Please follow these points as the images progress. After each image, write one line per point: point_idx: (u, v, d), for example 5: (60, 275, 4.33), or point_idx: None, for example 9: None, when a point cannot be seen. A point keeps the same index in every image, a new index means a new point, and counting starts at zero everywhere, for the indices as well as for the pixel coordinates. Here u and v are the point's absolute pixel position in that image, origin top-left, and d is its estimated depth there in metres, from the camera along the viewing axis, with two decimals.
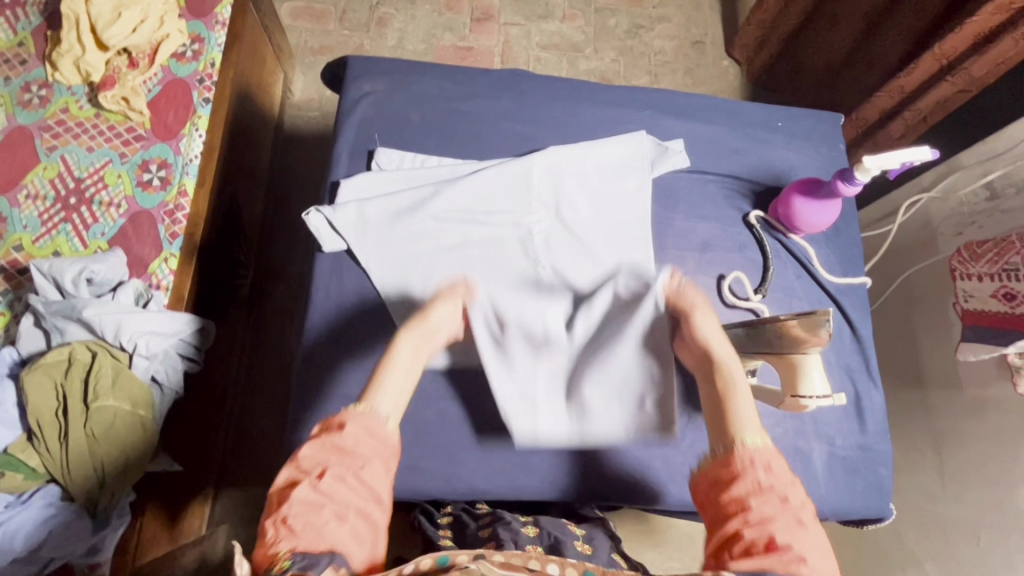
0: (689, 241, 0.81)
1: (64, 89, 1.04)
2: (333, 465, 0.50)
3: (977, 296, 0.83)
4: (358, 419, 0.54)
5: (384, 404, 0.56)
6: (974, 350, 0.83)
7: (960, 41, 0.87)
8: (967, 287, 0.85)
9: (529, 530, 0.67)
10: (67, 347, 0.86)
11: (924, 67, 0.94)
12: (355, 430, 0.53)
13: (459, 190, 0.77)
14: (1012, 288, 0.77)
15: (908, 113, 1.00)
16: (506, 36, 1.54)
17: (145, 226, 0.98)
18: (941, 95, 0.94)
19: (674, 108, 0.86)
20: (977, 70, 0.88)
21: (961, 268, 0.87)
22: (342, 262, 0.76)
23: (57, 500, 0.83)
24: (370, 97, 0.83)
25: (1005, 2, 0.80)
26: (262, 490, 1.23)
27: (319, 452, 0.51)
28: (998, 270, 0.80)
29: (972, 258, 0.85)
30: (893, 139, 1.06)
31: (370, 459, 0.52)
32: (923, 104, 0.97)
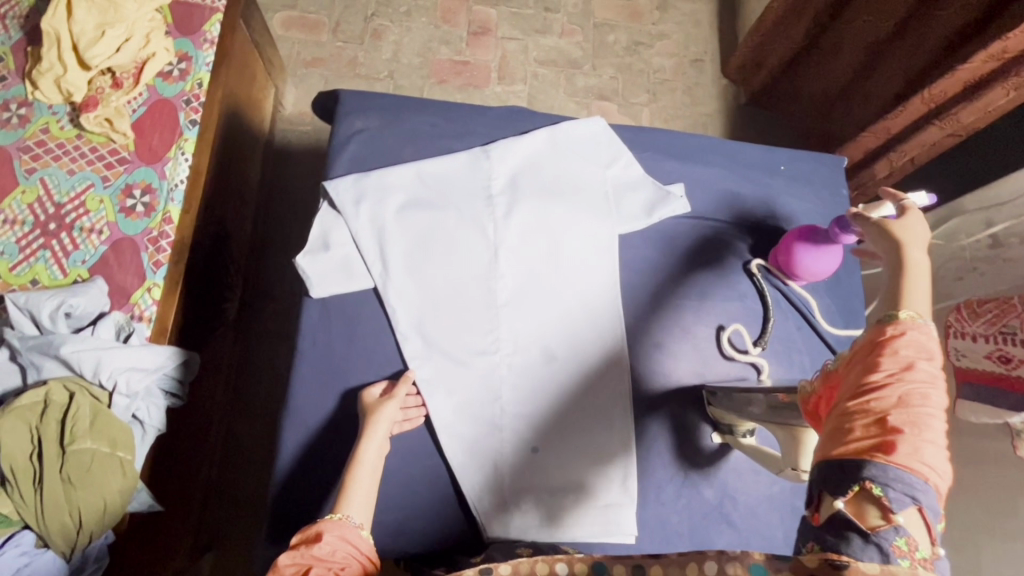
0: (688, 289, 0.78)
1: (44, 108, 1.00)
2: (314, 569, 0.51)
3: (968, 355, 0.80)
4: (334, 526, 0.55)
5: (356, 512, 0.58)
6: (977, 412, 0.78)
7: (950, 87, 0.88)
8: (959, 345, 0.82)
9: (523, 553, 0.64)
10: (43, 387, 0.83)
11: (913, 109, 0.95)
12: (334, 538, 0.54)
13: (440, 231, 0.75)
14: (1007, 351, 0.74)
15: (895, 154, 1.03)
16: (504, 51, 1.51)
17: (127, 253, 0.95)
18: (930, 137, 0.95)
19: (675, 149, 0.84)
20: (966, 117, 0.89)
21: (957, 327, 0.83)
22: (329, 309, 0.72)
23: (32, 547, 0.80)
24: (362, 133, 0.79)
25: (997, 51, 0.81)
26: (248, 520, 1.21)
27: (298, 561, 0.52)
28: (994, 331, 0.77)
29: (971, 317, 0.81)
30: (880, 178, 1.08)
31: (349, 562, 0.53)
32: (910, 146, 0.99)
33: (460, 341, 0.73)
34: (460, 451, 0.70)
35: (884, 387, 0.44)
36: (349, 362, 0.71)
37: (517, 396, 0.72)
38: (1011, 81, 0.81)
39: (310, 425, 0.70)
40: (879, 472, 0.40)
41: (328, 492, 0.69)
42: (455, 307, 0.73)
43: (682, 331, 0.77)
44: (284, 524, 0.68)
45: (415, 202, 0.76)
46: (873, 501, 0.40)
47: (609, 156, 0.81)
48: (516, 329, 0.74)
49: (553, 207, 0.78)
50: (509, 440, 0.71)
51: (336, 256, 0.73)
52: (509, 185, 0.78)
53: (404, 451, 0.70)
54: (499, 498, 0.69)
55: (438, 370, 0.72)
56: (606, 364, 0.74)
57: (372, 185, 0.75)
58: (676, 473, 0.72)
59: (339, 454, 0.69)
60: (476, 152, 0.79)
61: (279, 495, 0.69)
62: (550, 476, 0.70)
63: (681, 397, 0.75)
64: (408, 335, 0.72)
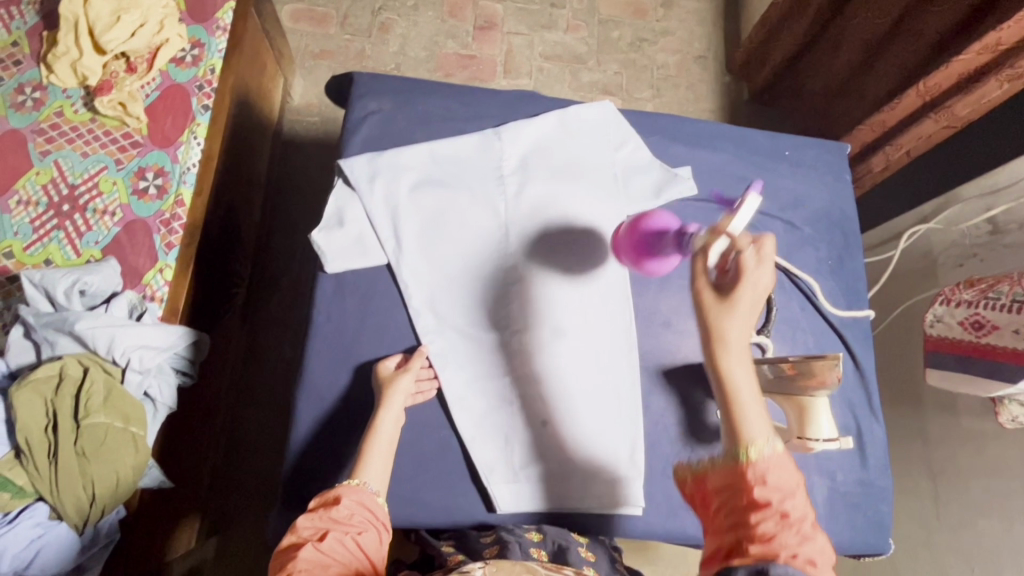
0: (694, 270, 0.80)
1: (59, 92, 1.01)
2: (332, 532, 0.54)
3: (945, 321, 0.82)
4: (351, 491, 0.58)
5: (373, 479, 0.61)
6: (949, 378, 0.82)
7: (944, 79, 0.88)
8: (939, 310, 0.83)
9: (533, 536, 0.67)
10: (59, 361, 0.84)
11: (908, 103, 0.94)
12: (352, 503, 0.57)
13: (452, 210, 0.77)
14: (982, 316, 0.77)
15: (890, 147, 1.01)
16: (509, 46, 1.53)
17: (141, 234, 0.96)
18: (926, 130, 0.94)
19: (682, 135, 0.85)
20: (961, 109, 0.88)
21: (948, 294, 0.83)
22: (343, 285, 0.74)
23: (46, 519, 0.81)
24: (376, 115, 0.81)
25: (992, 42, 0.81)
26: (253, 503, 1.21)
27: (317, 523, 0.55)
28: (980, 298, 0.78)
29: (966, 287, 0.82)
30: (874, 173, 1.06)
31: (366, 526, 0.56)
32: (906, 139, 0.98)
33: (472, 317, 0.74)
34: (470, 424, 0.71)
35: (768, 530, 0.47)
36: (363, 337, 0.73)
37: (527, 371, 0.73)
38: (1006, 74, 0.81)
39: (323, 397, 0.71)
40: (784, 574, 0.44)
41: (341, 463, 0.70)
42: (467, 284, 0.75)
43: (689, 311, 0.79)
44: (299, 494, 0.69)
45: (427, 182, 0.77)
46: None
47: (617, 139, 0.83)
48: (526, 308, 0.75)
49: (563, 188, 0.79)
50: (520, 415, 0.72)
51: (351, 232, 0.75)
52: (520, 167, 0.79)
53: (417, 423, 0.71)
54: (509, 470, 0.70)
55: (450, 345, 0.73)
56: (615, 342, 0.75)
57: (386, 165, 0.77)
58: (682, 448, 0.74)
59: (353, 426, 0.71)
60: (487, 134, 0.80)
61: (293, 466, 0.70)
62: (558, 449, 0.72)
63: (688, 374, 0.76)
64: (420, 310, 0.74)
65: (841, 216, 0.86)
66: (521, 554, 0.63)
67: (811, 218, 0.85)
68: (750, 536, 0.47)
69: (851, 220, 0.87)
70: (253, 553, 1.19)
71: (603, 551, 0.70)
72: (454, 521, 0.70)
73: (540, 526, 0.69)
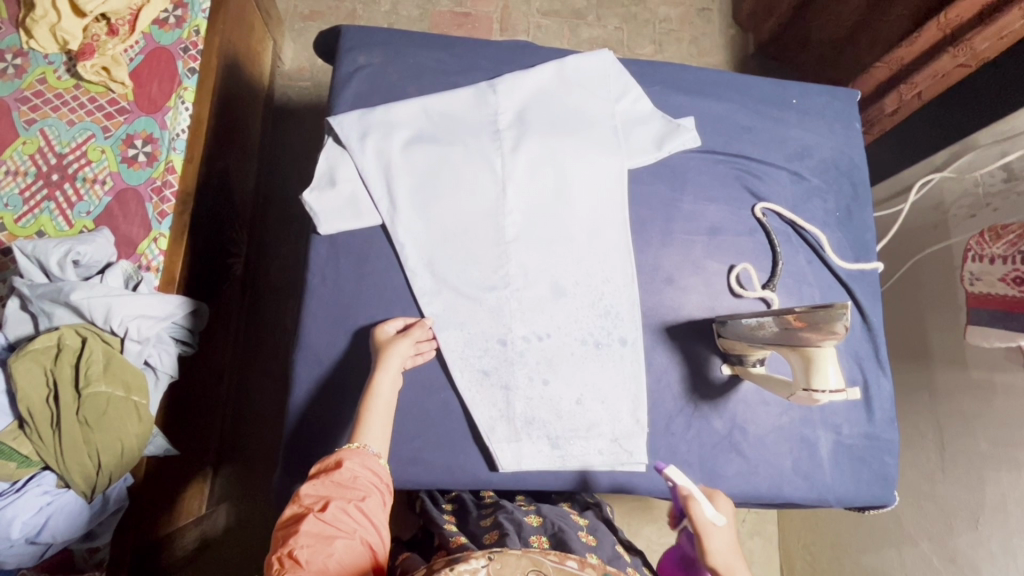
0: (698, 224, 0.78)
1: (41, 58, 0.98)
2: (336, 499, 0.54)
3: (984, 279, 0.80)
4: (354, 456, 0.58)
5: (374, 441, 0.61)
6: (986, 336, 0.80)
7: (965, 9, 0.85)
8: (975, 269, 0.81)
9: (532, 520, 0.67)
10: (56, 332, 0.83)
11: (927, 36, 0.91)
12: (355, 465, 0.57)
13: (447, 168, 0.75)
14: (1022, 271, 0.74)
15: (904, 86, 0.97)
16: (506, 2, 1.46)
17: (132, 204, 0.94)
18: (941, 67, 0.91)
19: (685, 84, 0.82)
20: (979, 43, 0.85)
21: (977, 249, 0.82)
22: (338, 246, 0.72)
23: (54, 487, 0.81)
24: (365, 70, 0.78)
25: None
26: (261, 473, 1.22)
27: (320, 490, 0.54)
28: (1014, 252, 0.75)
29: (992, 239, 0.80)
30: (886, 115, 1.04)
31: (369, 489, 0.56)
32: (919, 78, 0.94)
33: (470, 277, 0.72)
34: (471, 385, 0.70)
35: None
36: (362, 298, 0.71)
37: (527, 331, 0.72)
38: None
39: (322, 360, 0.70)
40: None
41: (343, 426, 0.70)
42: (464, 244, 0.73)
43: (691, 267, 0.77)
44: (300, 455, 0.69)
45: (422, 139, 0.75)
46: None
47: (618, 90, 0.79)
48: (524, 266, 0.73)
49: (561, 141, 0.76)
50: (522, 375, 0.71)
51: (342, 193, 0.73)
52: (516, 121, 0.76)
53: (417, 384, 0.70)
54: (510, 430, 0.70)
55: (448, 305, 0.72)
56: (618, 302, 0.74)
57: (378, 122, 0.74)
58: (685, 404, 0.73)
59: (353, 389, 0.70)
60: (481, 87, 0.77)
61: (293, 430, 0.70)
62: (560, 410, 0.71)
63: (690, 330, 0.75)
64: (417, 271, 0.72)
65: (850, 165, 0.83)
66: (519, 543, 0.62)
67: (819, 168, 0.82)
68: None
69: (861, 169, 0.84)
70: (262, 519, 1.21)
71: (604, 533, 0.69)
72: (455, 481, 0.70)
73: (539, 510, 0.69)
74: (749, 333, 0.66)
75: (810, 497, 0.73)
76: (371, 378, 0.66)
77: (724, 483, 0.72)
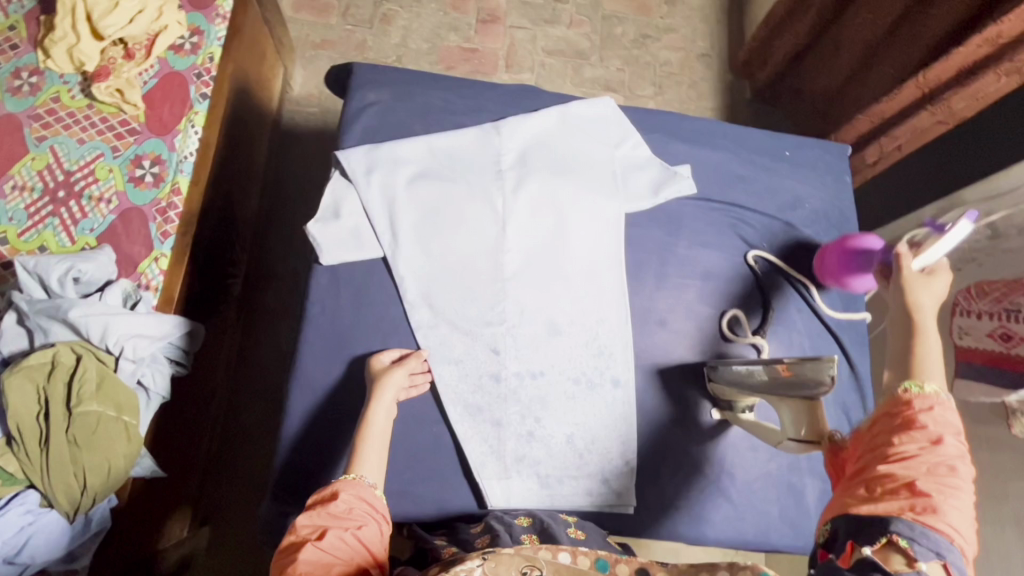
0: (692, 268, 0.80)
1: (56, 77, 1.00)
2: (333, 528, 0.54)
3: (972, 333, 0.84)
4: (349, 486, 0.58)
5: (370, 471, 0.61)
6: (970, 390, 0.83)
7: (944, 72, 0.92)
8: (963, 323, 0.86)
9: (522, 521, 0.66)
10: (51, 349, 0.83)
11: (907, 94, 0.99)
12: (350, 497, 0.57)
13: (449, 204, 0.76)
14: (1009, 328, 0.79)
15: (885, 139, 1.06)
16: (512, 39, 1.51)
17: (136, 223, 0.95)
18: (921, 122, 1.00)
19: (682, 133, 0.85)
20: (957, 103, 0.93)
21: (964, 304, 0.87)
22: (338, 277, 0.73)
23: (36, 506, 0.80)
24: (374, 106, 0.80)
25: (992, 35, 0.84)
26: (245, 496, 1.21)
27: (316, 520, 0.54)
28: (999, 308, 0.81)
29: (978, 295, 0.85)
30: (868, 164, 1.11)
31: (366, 518, 0.56)
32: (900, 131, 1.03)
33: (466, 313, 0.74)
34: (463, 421, 0.71)
35: (908, 450, 0.47)
36: (359, 327, 0.72)
37: (521, 368, 0.73)
38: (1003, 67, 0.86)
39: (317, 390, 0.71)
40: (905, 527, 0.43)
41: (333, 455, 0.70)
42: (462, 279, 0.74)
43: (684, 310, 0.79)
44: (289, 483, 0.69)
45: (425, 175, 0.77)
46: (894, 551, 0.43)
47: (617, 136, 0.82)
48: (520, 302, 0.75)
49: (561, 183, 0.79)
50: (514, 411, 0.72)
51: (345, 225, 0.74)
52: (518, 161, 0.79)
53: (410, 417, 0.71)
54: (500, 466, 0.70)
55: (443, 339, 0.73)
56: (611, 342, 0.75)
57: (383, 158, 0.77)
58: (674, 447, 0.74)
59: (346, 419, 0.70)
60: (486, 128, 0.80)
61: (283, 458, 0.70)
62: (551, 448, 0.72)
63: (681, 373, 0.76)
64: (415, 304, 0.73)
65: (841, 217, 0.86)
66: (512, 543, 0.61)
67: (811, 218, 0.85)
68: (884, 455, 0.48)
69: (850, 220, 0.86)
70: (244, 543, 1.19)
71: (593, 528, 0.68)
72: (443, 518, 0.69)
73: (531, 511, 0.68)
74: (742, 381, 0.67)
75: (795, 545, 0.73)
76: (364, 410, 0.66)
77: (711, 528, 0.72)
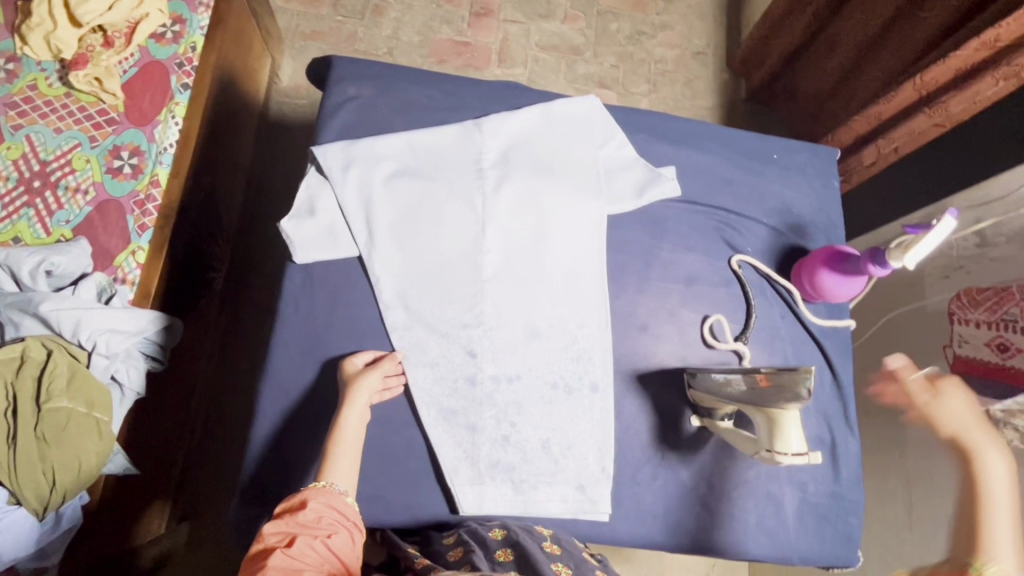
0: (675, 272, 0.79)
1: (34, 64, 0.97)
2: (302, 535, 0.53)
3: (971, 343, 0.85)
4: (318, 494, 0.57)
5: (341, 479, 0.60)
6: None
7: (943, 73, 0.90)
8: (962, 333, 0.87)
9: (496, 534, 0.66)
10: (21, 344, 0.81)
11: (905, 95, 0.96)
12: (320, 505, 0.56)
13: (427, 203, 0.75)
14: (1006, 339, 0.79)
15: (882, 141, 1.02)
16: (505, 34, 1.49)
17: (113, 215, 0.93)
18: (918, 126, 0.96)
19: (669, 133, 0.83)
20: (955, 106, 0.89)
21: (960, 314, 0.88)
22: (313, 275, 0.72)
23: (4, 504, 0.78)
24: (354, 101, 0.78)
25: (990, 38, 0.83)
26: (223, 492, 1.19)
27: (284, 528, 0.53)
28: (995, 318, 0.82)
29: (972, 304, 0.87)
30: (865, 166, 1.07)
31: (336, 527, 0.55)
32: (897, 133, 0.99)
33: (443, 314, 0.72)
34: (437, 425, 0.69)
35: None
36: (334, 327, 0.71)
37: (497, 371, 0.71)
38: (1002, 70, 0.82)
39: (289, 390, 0.69)
40: None
41: (305, 457, 0.69)
42: (439, 280, 0.73)
43: (666, 314, 0.77)
44: (259, 485, 0.68)
45: (404, 172, 0.76)
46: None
47: (602, 136, 0.80)
48: (498, 304, 0.73)
49: (543, 183, 0.77)
50: (490, 415, 0.70)
51: (321, 223, 0.73)
52: (499, 160, 0.77)
53: (383, 420, 0.69)
54: (473, 471, 0.69)
55: (419, 341, 0.71)
56: (591, 347, 0.74)
57: (362, 154, 0.75)
58: (652, 454, 0.73)
59: (317, 420, 0.69)
60: (467, 125, 0.78)
61: (253, 459, 0.68)
62: (527, 455, 0.70)
63: (661, 379, 0.75)
64: (390, 304, 0.72)
65: (828, 222, 0.85)
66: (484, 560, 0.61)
67: (798, 223, 0.83)
68: None
69: (838, 226, 0.85)
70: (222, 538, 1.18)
71: (570, 544, 0.68)
72: (415, 523, 0.68)
73: (505, 523, 0.68)
74: (714, 390, 0.67)
75: (772, 554, 0.72)
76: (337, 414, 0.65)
77: (686, 537, 0.71)
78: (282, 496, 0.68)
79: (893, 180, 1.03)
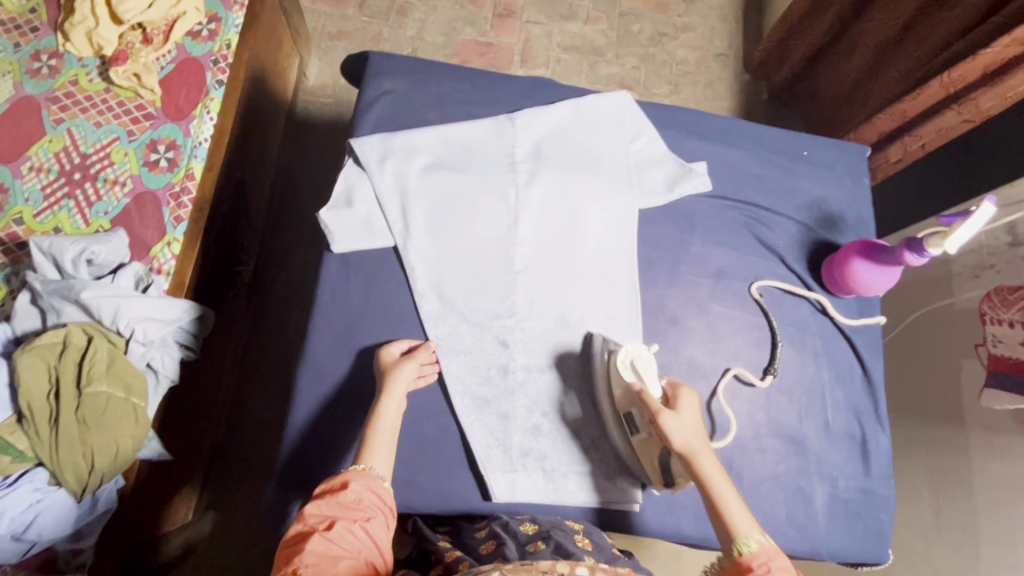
0: (704, 267, 0.79)
1: (75, 61, 1.00)
2: (341, 519, 0.54)
3: (1006, 342, 0.83)
4: (359, 477, 0.58)
5: (379, 464, 0.61)
6: (998, 398, 0.83)
7: (971, 70, 0.89)
8: (996, 333, 0.85)
9: (527, 527, 0.66)
10: (63, 330, 0.84)
11: (931, 93, 0.95)
12: (360, 487, 0.57)
13: (461, 195, 0.76)
14: None
15: (908, 138, 1.01)
16: (528, 35, 1.50)
17: (149, 208, 0.95)
18: (946, 122, 0.95)
19: (699, 130, 0.84)
20: (985, 102, 0.89)
21: (992, 313, 0.86)
22: (349, 265, 0.73)
23: (46, 485, 0.80)
24: (389, 95, 0.80)
25: (1022, 35, 0.82)
26: (248, 483, 1.21)
27: (325, 510, 0.54)
28: None
29: (1004, 305, 0.84)
30: (890, 163, 1.07)
31: (374, 512, 0.56)
32: (925, 130, 0.99)
33: (477, 305, 0.73)
34: (471, 413, 0.70)
35: None
36: (369, 316, 0.72)
37: (530, 362, 0.72)
38: None
39: (324, 377, 0.71)
40: None
41: (340, 443, 0.70)
42: (471, 271, 0.74)
43: (695, 308, 0.78)
44: (295, 470, 0.69)
45: (439, 164, 0.77)
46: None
47: (633, 131, 0.81)
48: (529, 296, 0.74)
49: (574, 177, 0.78)
50: (521, 405, 0.71)
51: (357, 213, 0.74)
52: (532, 154, 0.78)
53: (416, 407, 0.70)
54: (506, 460, 0.70)
55: (453, 330, 0.72)
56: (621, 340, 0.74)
57: (398, 147, 0.76)
58: None
59: (353, 406, 0.70)
60: (501, 119, 0.79)
61: (289, 444, 0.69)
62: (557, 446, 0.71)
63: (691, 372, 0.75)
64: (425, 294, 0.73)
65: (858, 218, 0.85)
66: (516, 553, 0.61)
67: (828, 219, 0.84)
68: None
69: (867, 223, 0.85)
70: (246, 528, 1.18)
71: (599, 536, 0.69)
72: (448, 510, 0.69)
73: (535, 518, 0.68)
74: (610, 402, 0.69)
75: (802, 549, 0.72)
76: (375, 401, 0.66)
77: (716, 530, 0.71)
78: (318, 481, 0.69)
79: (920, 176, 1.04)
